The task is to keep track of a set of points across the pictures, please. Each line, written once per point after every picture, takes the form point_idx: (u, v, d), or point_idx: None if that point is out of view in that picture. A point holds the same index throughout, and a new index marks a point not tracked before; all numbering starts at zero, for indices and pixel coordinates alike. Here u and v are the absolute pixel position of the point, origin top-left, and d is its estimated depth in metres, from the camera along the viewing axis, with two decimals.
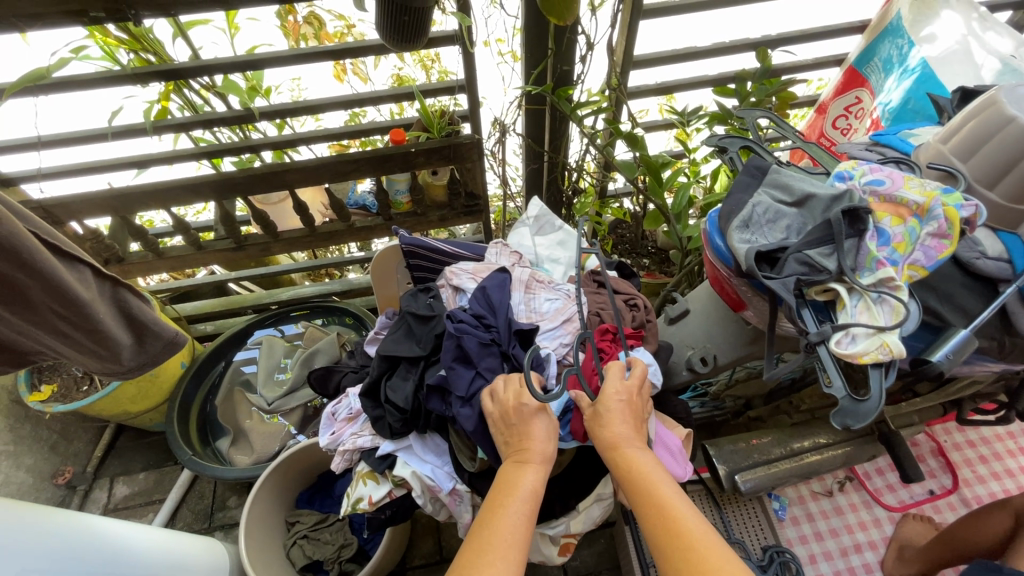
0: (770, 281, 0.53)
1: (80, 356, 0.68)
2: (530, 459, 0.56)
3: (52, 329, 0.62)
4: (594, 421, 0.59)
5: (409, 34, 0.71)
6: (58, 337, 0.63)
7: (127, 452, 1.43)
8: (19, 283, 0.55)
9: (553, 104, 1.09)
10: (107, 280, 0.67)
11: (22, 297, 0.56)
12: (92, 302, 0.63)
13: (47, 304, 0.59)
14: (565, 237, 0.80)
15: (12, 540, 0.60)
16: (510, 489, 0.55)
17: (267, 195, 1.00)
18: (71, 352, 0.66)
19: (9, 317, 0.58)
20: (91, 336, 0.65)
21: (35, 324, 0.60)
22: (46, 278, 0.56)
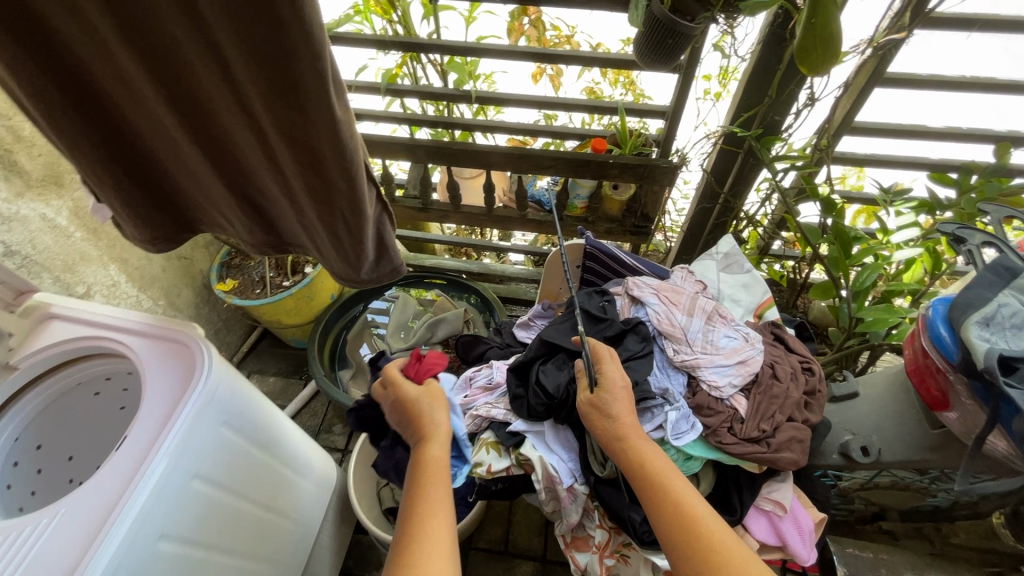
0: (1012, 390, 0.48)
1: (329, 256, 0.66)
2: (435, 440, 0.70)
3: (324, 225, 0.60)
4: (593, 412, 0.62)
5: (663, 51, 0.74)
6: (327, 234, 0.61)
7: (266, 356, 1.63)
8: (328, 175, 0.53)
9: (751, 149, 1.08)
10: (382, 205, 0.62)
11: (326, 186, 0.54)
12: (365, 220, 0.59)
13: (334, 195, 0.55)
14: (752, 281, 0.78)
15: (229, 396, 0.71)
16: (430, 468, 0.65)
17: (463, 169, 1.09)
18: (328, 248, 0.64)
19: (302, 199, 0.57)
20: (350, 243, 0.61)
21: (312, 208, 0.58)
22: (339, 160, 0.51)
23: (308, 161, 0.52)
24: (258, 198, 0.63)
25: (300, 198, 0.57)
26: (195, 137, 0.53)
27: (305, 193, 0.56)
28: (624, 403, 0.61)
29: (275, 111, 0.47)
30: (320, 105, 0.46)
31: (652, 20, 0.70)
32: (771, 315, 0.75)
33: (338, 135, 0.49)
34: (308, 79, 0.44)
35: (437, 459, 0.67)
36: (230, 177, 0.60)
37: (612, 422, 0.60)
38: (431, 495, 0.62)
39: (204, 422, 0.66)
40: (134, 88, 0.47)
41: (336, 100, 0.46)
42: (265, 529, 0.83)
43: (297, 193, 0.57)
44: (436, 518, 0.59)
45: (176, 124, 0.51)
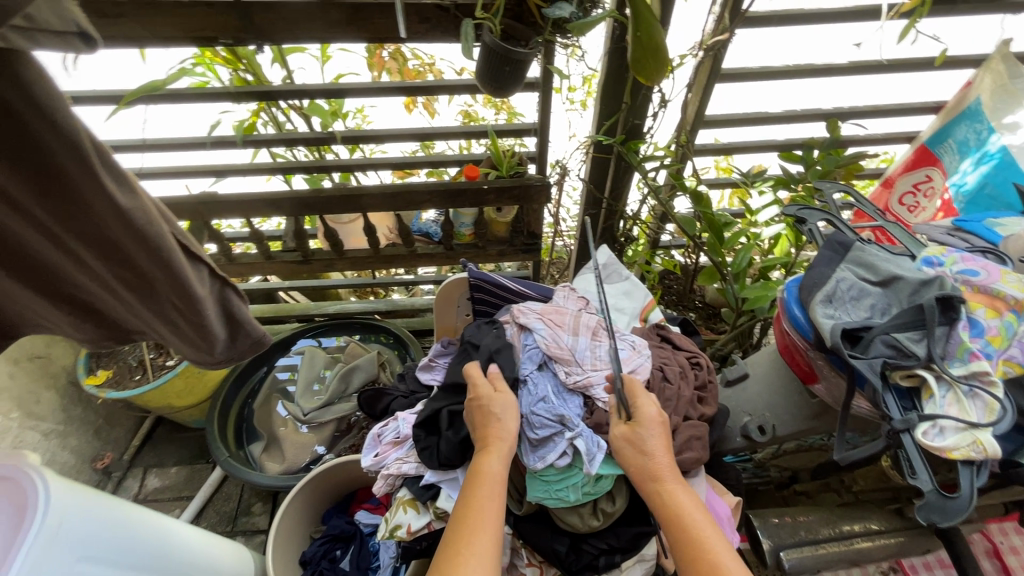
0: (855, 361, 0.52)
1: (177, 343, 0.60)
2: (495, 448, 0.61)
3: (156, 314, 0.55)
4: (630, 448, 0.58)
5: (506, 75, 0.73)
6: (162, 320, 0.55)
7: (163, 445, 1.46)
8: (139, 261, 0.48)
9: (620, 154, 1.12)
10: (220, 278, 0.58)
11: (139, 273, 0.49)
12: (202, 300, 0.54)
13: (155, 278, 0.50)
14: (632, 287, 0.80)
15: (87, 522, 0.62)
16: (480, 480, 0.58)
17: (339, 214, 1.04)
18: (168, 335, 0.58)
19: (122, 292, 0.52)
20: (191, 325, 0.56)
21: (135, 296, 0.52)
22: (144, 241, 0.46)
23: (109, 252, 0.47)
24: (75, 296, 0.55)
25: (115, 288, 0.51)
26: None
27: (119, 282, 0.51)
28: (659, 442, 0.59)
29: (53, 211, 0.42)
30: (96, 191, 0.42)
31: (487, 51, 0.69)
32: (654, 317, 0.77)
33: (133, 220, 0.45)
34: (72, 166, 0.39)
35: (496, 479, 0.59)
36: (39, 290, 0.52)
37: (650, 463, 0.57)
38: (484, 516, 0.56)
39: (52, 564, 0.56)
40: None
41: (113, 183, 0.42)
42: None
43: (113, 286, 0.51)
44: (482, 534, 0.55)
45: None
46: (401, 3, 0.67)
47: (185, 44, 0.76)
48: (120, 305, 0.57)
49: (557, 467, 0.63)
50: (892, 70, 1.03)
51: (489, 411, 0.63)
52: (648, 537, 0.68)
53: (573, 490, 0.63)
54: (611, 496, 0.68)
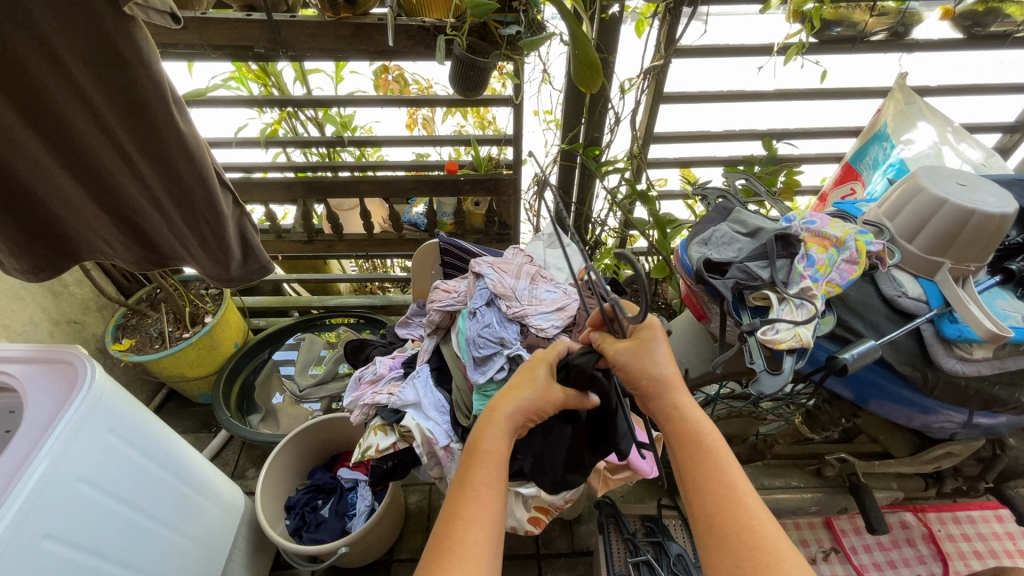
0: (714, 281, 0.68)
1: (201, 260, 0.78)
2: (492, 422, 0.62)
3: (192, 230, 0.73)
4: (637, 358, 0.63)
5: (472, 85, 0.95)
6: (196, 236, 0.74)
7: (171, 415, 1.61)
8: (185, 179, 0.67)
9: (583, 161, 1.31)
10: (240, 207, 0.76)
11: (184, 191, 0.68)
12: (226, 218, 0.72)
13: (197, 196, 0.69)
14: (572, 252, 0.96)
15: (118, 407, 0.78)
16: (482, 453, 0.59)
17: (341, 201, 1.24)
18: (199, 251, 0.76)
19: (168, 208, 0.70)
20: (217, 242, 0.74)
21: (180, 213, 0.71)
22: (195, 164, 0.66)
23: (165, 170, 0.65)
24: (132, 219, 0.73)
25: (165, 206, 0.69)
26: (77, 176, 0.64)
27: (168, 200, 0.69)
28: (666, 352, 0.64)
29: (134, 134, 0.61)
30: (167, 123, 0.61)
31: (457, 61, 0.89)
32: (589, 277, 0.93)
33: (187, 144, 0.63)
34: (154, 102, 0.59)
35: (499, 454, 0.60)
36: (105, 209, 0.70)
37: (660, 372, 0.63)
38: (486, 479, 0.57)
39: (89, 427, 0.72)
40: (16, 145, 0.57)
41: (179, 116, 0.61)
42: (164, 547, 0.86)
43: (161, 203, 0.69)
44: (483, 494, 0.56)
45: (56, 165, 0.62)
46: (392, 23, 0.88)
47: (228, 54, 0.98)
48: (164, 230, 0.75)
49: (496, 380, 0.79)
50: (809, 97, 1.23)
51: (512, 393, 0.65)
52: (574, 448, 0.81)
53: None
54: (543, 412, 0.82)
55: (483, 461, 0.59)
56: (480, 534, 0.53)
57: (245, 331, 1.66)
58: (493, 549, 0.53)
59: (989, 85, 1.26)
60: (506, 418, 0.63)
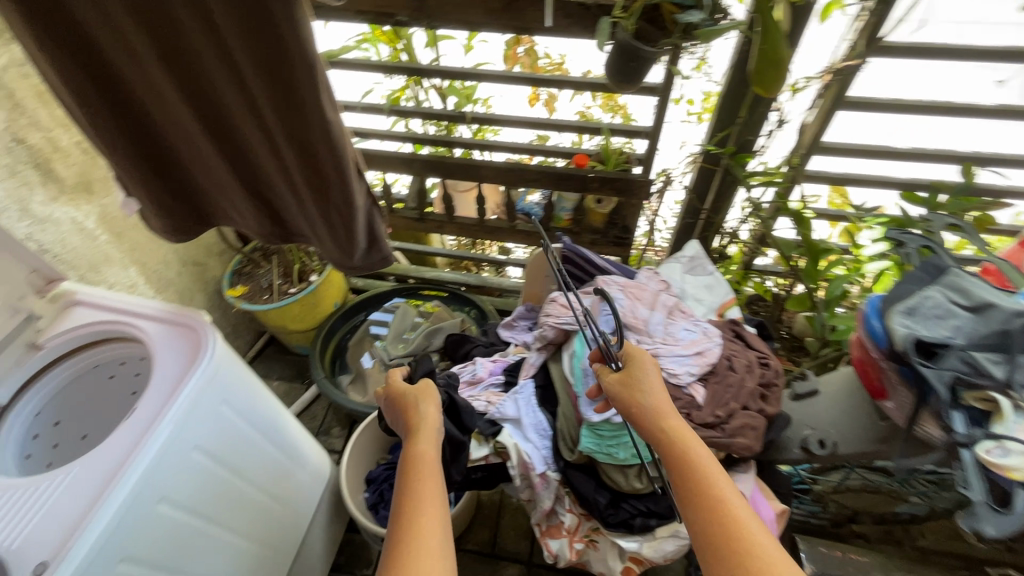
0: (925, 370, 0.53)
1: (326, 243, 0.75)
2: (421, 438, 0.72)
3: (322, 215, 0.69)
4: (627, 389, 0.63)
5: (630, 74, 0.82)
6: (324, 222, 0.70)
7: (271, 361, 1.70)
8: (323, 167, 0.61)
9: (727, 167, 1.15)
10: (372, 198, 0.71)
11: (319, 178, 0.63)
12: (357, 212, 0.67)
13: (330, 185, 0.64)
14: (714, 282, 0.83)
15: (233, 377, 0.79)
16: (417, 464, 0.68)
17: (458, 182, 1.18)
18: (325, 236, 0.72)
19: (301, 190, 0.66)
20: (343, 231, 0.70)
21: (312, 198, 0.67)
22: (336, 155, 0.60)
23: (305, 155, 0.60)
24: (267, 194, 0.72)
25: (299, 189, 0.66)
26: (218, 138, 0.63)
27: (303, 184, 0.65)
28: (657, 381, 0.63)
29: (280, 113, 0.56)
30: (317, 112, 0.55)
31: (619, 47, 0.78)
32: (731, 314, 0.81)
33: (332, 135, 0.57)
34: (306, 87, 0.53)
35: (432, 449, 0.71)
36: (243, 182, 0.69)
37: (650, 401, 0.61)
38: (429, 486, 0.65)
39: (207, 397, 0.73)
40: (162, 96, 0.57)
41: (329, 104, 0.55)
42: (260, 511, 0.89)
43: (296, 184, 0.65)
44: (430, 501, 0.63)
45: (197, 125, 0.60)
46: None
47: (368, 20, 0.93)
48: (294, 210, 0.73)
49: (613, 423, 0.72)
50: None
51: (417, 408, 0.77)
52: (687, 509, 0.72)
53: (621, 448, 0.72)
54: (657, 463, 0.74)
55: (421, 470, 0.67)
56: (432, 516, 0.61)
57: (344, 292, 1.70)
58: (447, 531, 0.61)
59: None
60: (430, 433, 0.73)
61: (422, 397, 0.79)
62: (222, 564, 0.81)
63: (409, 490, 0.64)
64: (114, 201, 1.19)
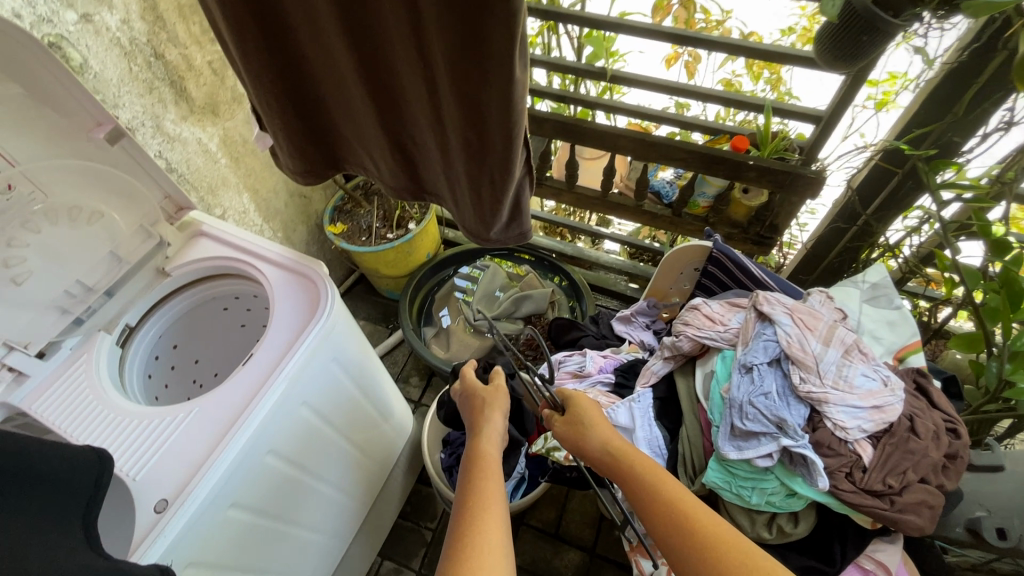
0: None
1: (464, 208, 0.66)
2: (484, 436, 0.70)
3: (469, 181, 0.59)
4: (573, 432, 0.67)
5: (846, 52, 0.68)
6: (466, 188, 0.61)
7: (359, 299, 1.72)
8: (487, 130, 0.51)
9: (916, 171, 0.95)
10: (527, 168, 0.60)
11: (478, 142, 0.53)
12: (512, 186, 0.56)
13: (487, 153, 0.54)
14: (900, 319, 0.69)
15: (344, 335, 0.76)
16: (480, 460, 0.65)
17: (586, 149, 1.07)
18: (465, 201, 0.63)
19: (453, 150, 0.57)
20: (486, 203, 0.60)
21: (460, 161, 0.58)
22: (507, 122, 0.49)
23: (469, 114, 0.50)
24: (408, 146, 0.64)
25: (448, 145, 0.57)
26: (372, 78, 0.55)
27: (454, 142, 0.56)
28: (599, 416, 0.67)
29: (452, 63, 0.46)
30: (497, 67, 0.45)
31: (850, 13, 0.63)
32: (915, 361, 0.67)
33: (511, 97, 0.46)
34: (493, 36, 0.42)
35: (494, 450, 0.68)
36: (386, 129, 0.62)
37: (593, 437, 0.64)
38: (491, 484, 0.61)
39: (320, 354, 0.70)
40: (319, 24, 0.51)
41: (515, 60, 0.44)
42: (349, 463, 0.88)
43: (449, 142, 0.56)
44: (491, 500, 0.59)
45: (349, 61, 0.53)
46: None
47: None
48: (434, 167, 0.65)
49: (755, 466, 0.60)
50: None
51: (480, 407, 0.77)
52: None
53: (757, 493, 0.62)
54: (794, 518, 0.64)
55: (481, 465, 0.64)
56: (494, 513, 0.57)
57: (437, 242, 1.66)
58: (508, 532, 0.56)
59: None
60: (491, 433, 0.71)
61: (489, 403, 0.76)
62: (315, 508, 0.82)
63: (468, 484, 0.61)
64: (237, 125, 1.18)
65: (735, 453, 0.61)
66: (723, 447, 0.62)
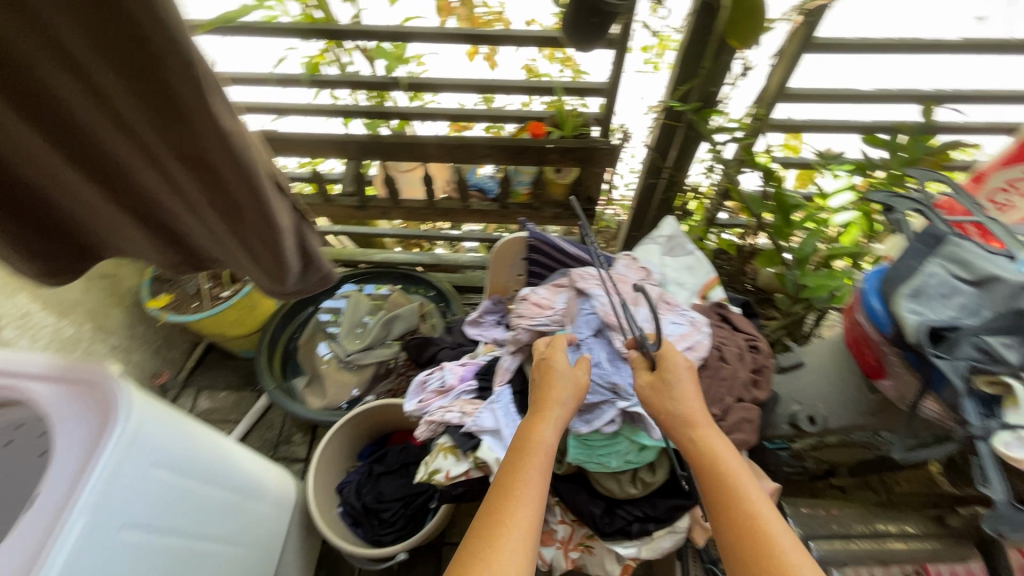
0: (939, 361, 0.50)
1: (250, 268, 0.62)
2: (548, 417, 0.58)
3: (240, 241, 0.57)
4: (654, 395, 0.57)
5: (589, 31, 0.71)
6: (242, 249, 0.58)
7: (214, 369, 1.55)
8: (228, 185, 0.49)
9: (691, 124, 1.06)
10: (301, 211, 0.59)
11: (228, 199, 0.51)
12: (283, 233, 0.55)
13: (244, 213, 0.52)
14: (696, 262, 0.77)
15: (158, 432, 0.67)
16: (534, 445, 0.55)
17: (399, 162, 1.05)
18: (247, 264, 0.60)
19: (206, 213, 0.53)
20: (269, 258, 0.58)
21: (222, 226, 0.55)
22: (247, 177, 0.48)
23: (201, 174, 0.48)
24: (167, 223, 0.58)
25: (203, 213, 0.53)
26: (84, 169, 0.49)
27: (207, 207, 0.53)
28: (690, 390, 0.57)
29: (155, 124, 0.43)
30: (206, 123, 0.43)
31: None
32: (715, 296, 0.75)
33: (231, 144, 0.45)
34: (183, 92, 0.40)
35: (553, 440, 0.57)
36: (132, 212, 0.56)
37: (678, 409, 0.56)
38: (530, 475, 0.53)
39: (127, 468, 0.61)
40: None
41: (221, 110, 0.43)
42: (218, 561, 0.80)
43: (198, 207, 0.53)
44: (526, 496, 0.51)
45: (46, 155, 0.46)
46: None
47: None
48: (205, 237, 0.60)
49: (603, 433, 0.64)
50: (1009, 52, 0.93)
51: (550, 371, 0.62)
52: (684, 510, 0.69)
53: (613, 456, 0.65)
54: (651, 467, 0.69)
55: (525, 452, 0.55)
56: (527, 519, 0.50)
57: None
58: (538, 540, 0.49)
59: None
60: (562, 409, 0.59)
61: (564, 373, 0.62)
62: None
63: (507, 487, 0.52)
64: None
65: (586, 427, 0.65)
66: (574, 424, 0.65)
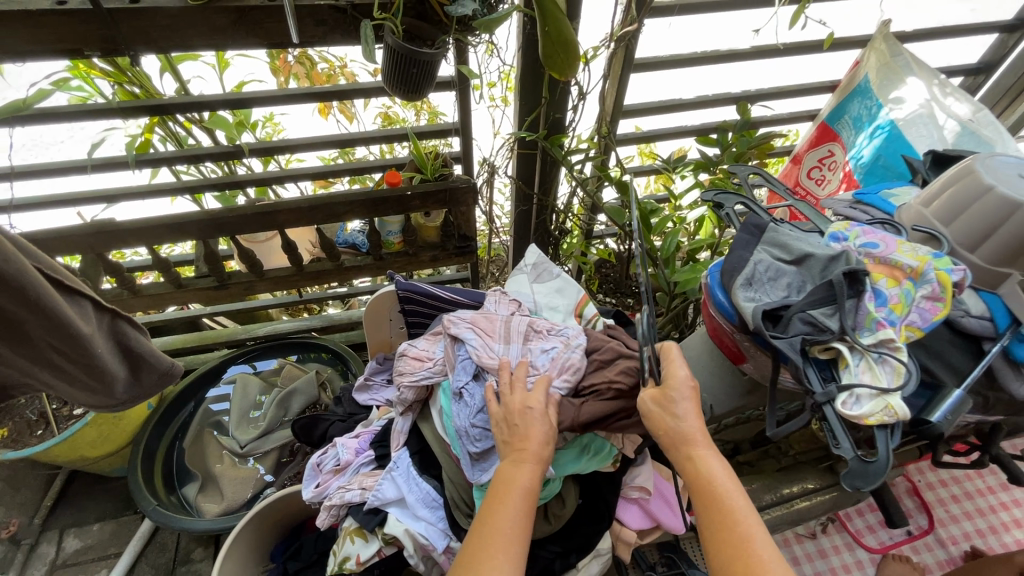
0: (776, 341, 0.54)
1: (71, 391, 0.64)
2: (527, 458, 0.55)
3: (49, 367, 0.58)
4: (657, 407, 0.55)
5: (414, 84, 0.77)
6: (55, 373, 0.59)
7: (81, 500, 1.32)
8: (14, 315, 0.51)
9: (545, 149, 1.10)
10: (108, 312, 0.63)
11: (21, 331, 0.52)
12: (93, 338, 0.58)
13: (49, 341, 0.55)
14: (564, 284, 0.81)
15: None
16: (508, 490, 0.53)
17: (254, 233, 0.98)
18: (65, 386, 0.62)
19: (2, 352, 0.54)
20: (88, 370, 0.60)
21: (30, 360, 0.56)
22: (44, 309, 0.52)
23: None
24: None
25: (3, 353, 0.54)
26: None
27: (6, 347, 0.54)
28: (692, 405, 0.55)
29: None
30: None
31: (392, 53, 0.73)
32: (589, 312, 0.78)
33: (10, 279, 0.48)
34: None
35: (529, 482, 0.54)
36: None
37: (679, 427, 0.53)
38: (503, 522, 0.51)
39: None
40: None
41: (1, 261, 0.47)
42: None
43: None
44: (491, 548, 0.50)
45: None
46: (292, 5, 0.71)
47: (56, 35, 0.71)
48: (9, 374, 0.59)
49: None
50: (790, 53, 1.10)
51: (517, 412, 0.58)
52: (600, 531, 0.69)
53: None
54: (561, 499, 0.67)
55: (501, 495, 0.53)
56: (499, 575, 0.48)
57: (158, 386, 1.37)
58: None
59: (960, 26, 1.18)
60: (524, 457, 0.55)
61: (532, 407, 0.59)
62: None
63: (483, 533, 0.51)
64: None
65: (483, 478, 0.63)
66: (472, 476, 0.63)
